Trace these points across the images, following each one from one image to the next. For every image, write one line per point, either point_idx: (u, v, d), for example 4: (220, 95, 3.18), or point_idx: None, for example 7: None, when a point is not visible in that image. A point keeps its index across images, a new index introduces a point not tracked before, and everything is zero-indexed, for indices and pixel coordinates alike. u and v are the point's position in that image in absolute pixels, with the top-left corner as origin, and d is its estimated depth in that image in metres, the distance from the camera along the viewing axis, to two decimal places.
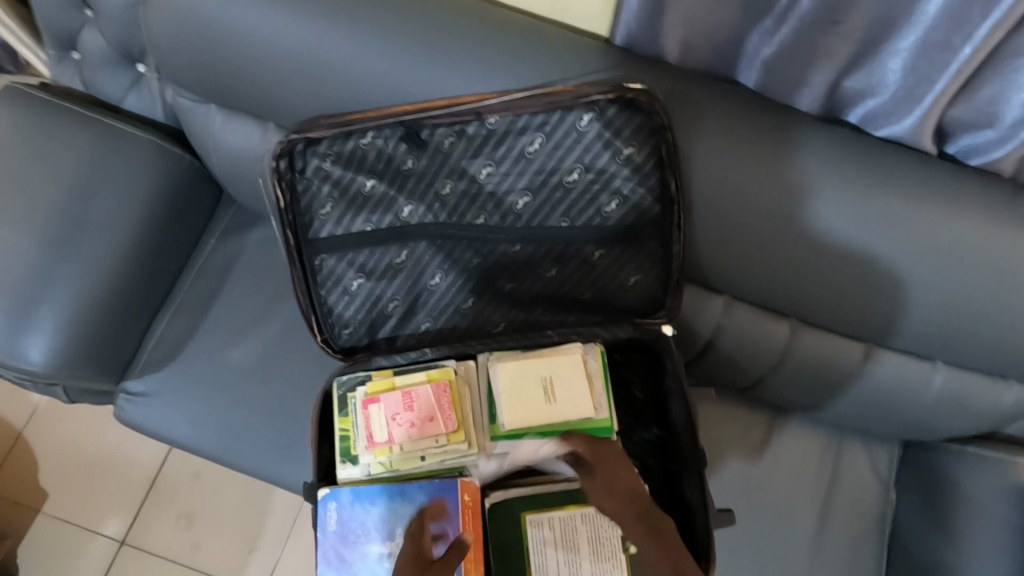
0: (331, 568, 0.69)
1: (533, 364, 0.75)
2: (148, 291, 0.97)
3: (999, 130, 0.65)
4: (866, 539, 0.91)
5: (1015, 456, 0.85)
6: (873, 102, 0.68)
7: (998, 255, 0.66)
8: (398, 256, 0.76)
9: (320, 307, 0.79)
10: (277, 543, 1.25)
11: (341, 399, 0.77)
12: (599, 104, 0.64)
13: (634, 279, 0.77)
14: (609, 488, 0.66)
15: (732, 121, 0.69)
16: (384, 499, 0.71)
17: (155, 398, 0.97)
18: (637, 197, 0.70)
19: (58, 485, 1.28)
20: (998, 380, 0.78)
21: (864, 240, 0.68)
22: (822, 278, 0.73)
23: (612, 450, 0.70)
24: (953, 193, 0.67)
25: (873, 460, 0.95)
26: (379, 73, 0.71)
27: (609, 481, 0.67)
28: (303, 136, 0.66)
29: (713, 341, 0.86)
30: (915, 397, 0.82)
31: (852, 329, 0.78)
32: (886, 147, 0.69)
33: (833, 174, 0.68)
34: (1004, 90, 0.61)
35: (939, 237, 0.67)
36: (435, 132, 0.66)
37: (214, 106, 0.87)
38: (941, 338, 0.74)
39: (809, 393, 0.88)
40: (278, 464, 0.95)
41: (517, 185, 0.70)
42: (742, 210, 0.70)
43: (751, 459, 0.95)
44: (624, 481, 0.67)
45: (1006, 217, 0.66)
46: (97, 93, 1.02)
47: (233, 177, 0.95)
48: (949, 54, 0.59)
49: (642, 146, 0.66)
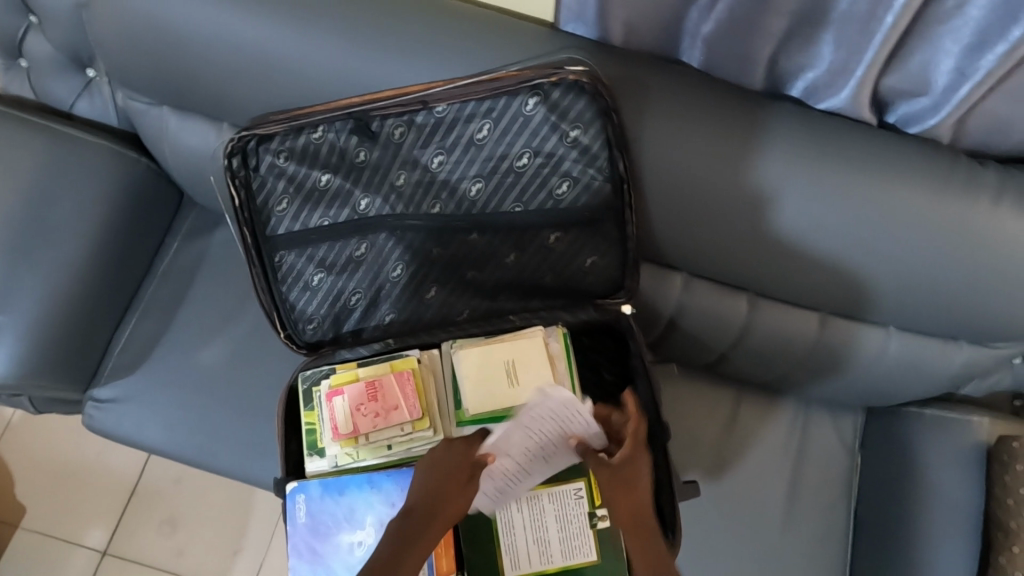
0: (303, 560, 0.72)
1: (495, 350, 0.75)
2: (111, 297, 0.96)
3: (933, 96, 0.67)
4: (834, 504, 0.93)
5: (970, 416, 0.88)
6: (812, 75, 0.69)
7: (940, 220, 0.68)
8: (358, 249, 0.75)
9: (283, 304, 0.79)
10: (261, 544, 1.25)
11: (306, 393, 0.77)
12: (544, 87, 0.65)
13: (591, 260, 0.78)
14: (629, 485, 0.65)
15: (679, 100, 0.70)
16: (353, 490, 0.73)
17: (123, 404, 0.96)
18: (588, 178, 0.71)
19: (35, 497, 1.27)
20: (949, 342, 0.81)
21: (810, 209, 0.70)
22: (773, 251, 0.74)
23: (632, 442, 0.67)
24: (892, 160, 0.68)
25: (838, 430, 0.97)
26: (326, 66, 0.71)
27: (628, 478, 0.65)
28: (253, 132, 0.67)
29: (675, 319, 0.87)
30: (871, 363, 0.84)
31: (807, 299, 0.80)
32: (828, 119, 0.70)
33: (777, 148, 0.69)
34: (933, 58, 0.63)
35: (882, 204, 0.68)
36: (385, 123, 0.67)
37: (167, 107, 0.87)
38: (890, 304, 0.76)
39: (772, 365, 0.90)
40: (253, 463, 0.95)
41: (470, 172, 0.70)
42: (692, 189, 0.71)
43: (722, 435, 0.96)
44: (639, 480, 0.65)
45: (943, 182, 0.68)
46: (48, 99, 1.01)
47: (191, 178, 0.95)
48: (875, 23, 0.61)
49: (589, 127, 0.68)
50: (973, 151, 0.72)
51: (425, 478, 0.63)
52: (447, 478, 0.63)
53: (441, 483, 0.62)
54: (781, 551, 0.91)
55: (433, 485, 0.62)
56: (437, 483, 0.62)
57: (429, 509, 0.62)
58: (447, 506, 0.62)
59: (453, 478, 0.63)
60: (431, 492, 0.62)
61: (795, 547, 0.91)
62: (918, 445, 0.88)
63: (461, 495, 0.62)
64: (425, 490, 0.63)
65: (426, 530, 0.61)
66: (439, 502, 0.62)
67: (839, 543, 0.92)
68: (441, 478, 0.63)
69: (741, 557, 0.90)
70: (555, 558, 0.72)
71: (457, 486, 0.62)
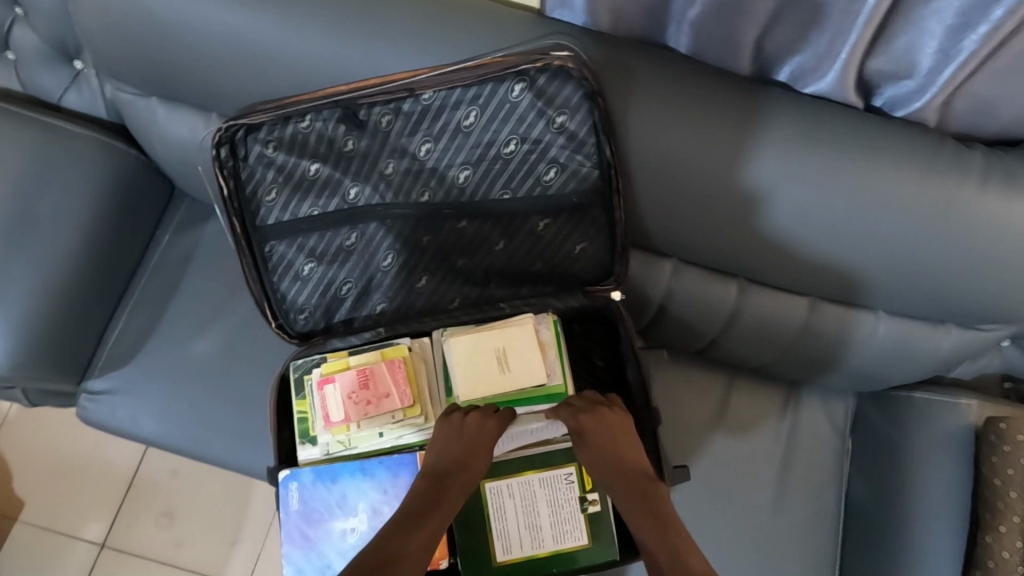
0: (296, 547, 0.73)
1: (485, 337, 0.76)
2: (103, 290, 0.96)
3: (918, 79, 0.67)
4: (824, 486, 0.94)
5: (958, 398, 0.88)
6: (798, 59, 0.69)
7: (926, 203, 0.68)
8: (348, 238, 0.76)
9: (274, 294, 0.79)
10: (259, 536, 1.25)
11: (298, 381, 0.78)
12: (529, 73, 0.65)
13: (581, 246, 0.78)
14: (611, 455, 0.65)
15: (666, 85, 0.70)
16: (345, 476, 0.74)
17: (117, 396, 0.97)
18: (575, 165, 0.71)
19: (33, 490, 1.28)
20: (938, 325, 0.81)
21: (797, 194, 0.70)
22: (761, 235, 0.75)
23: (613, 419, 0.69)
24: (878, 143, 0.68)
25: (829, 415, 0.98)
26: (313, 54, 0.71)
27: (610, 449, 0.65)
28: (240, 122, 0.66)
29: (664, 305, 0.87)
30: (860, 347, 0.85)
31: (795, 283, 0.81)
32: (814, 103, 0.71)
33: (763, 133, 0.69)
34: (917, 40, 0.63)
35: (869, 187, 0.68)
36: (372, 112, 0.67)
37: (155, 98, 0.86)
38: (877, 288, 0.77)
39: (762, 350, 0.91)
40: (247, 454, 0.96)
41: (457, 160, 0.70)
42: (680, 174, 0.71)
43: (714, 421, 0.97)
44: (625, 454, 0.65)
45: (929, 164, 0.68)
46: (37, 92, 1.01)
47: (181, 169, 0.95)
48: (858, 5, 0.61)
49: (576, 114, 0.68)
50: (960, 133, 0.72)
51: (453, 446, 0.64)
52: (475, 447, 0.64)
53: (470, 452, 0.63)
54: (771, 534, 0.92)
55: (463, 451, 0.63)
56: (466, 450, 0.63)
57: (459, 471, 0.62)
58: (472, 473, 0.62)
59: (481, 448, 0.64)
60: (461, 457, 0.63)
61: (786, 530, 0.92)
62: (909, 427, 0.89)
63: (484, 466, 0.63)
64: (454, 454, 0.63)
65: (454, 491, 0.60)
66: (467, 468, 0.62)
67: (830, 526, 0.93)
68: (470, 446, 0.64)
69: (732, 540, 0.91)
70: (547, 542, 0.72)
71: (483, 456, 0.64)
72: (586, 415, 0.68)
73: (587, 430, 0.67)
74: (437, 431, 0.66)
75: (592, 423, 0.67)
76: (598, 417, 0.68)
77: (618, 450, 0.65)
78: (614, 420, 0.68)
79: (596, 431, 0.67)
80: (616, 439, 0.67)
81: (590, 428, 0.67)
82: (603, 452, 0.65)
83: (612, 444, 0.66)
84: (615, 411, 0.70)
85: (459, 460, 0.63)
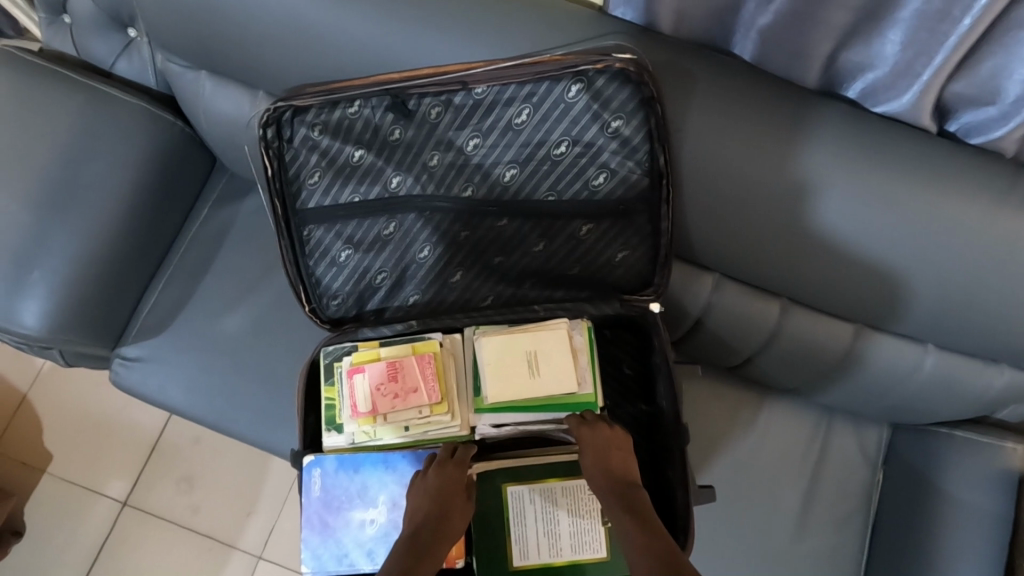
0: (314, 533, 0.73)
1: (517, 339, 0.75)
2: (141, 257, 0.98)
3: (1002, 106, 0.63)
4: (850, 517, 0.92)
5: (1003, 441, 0.85)
6: (871, 76, 0.66)
7: (997, 238, 0.64)
8: (387, 228, 0.74)
9: (308, 278, 0.78)
10: (273, 508, 1.28)
11: (327, 367, 0.78)
12: (587, 74, 0.62)
13: (622, 254, 0.76)
14: (603, 465, 0.64)
15: (726, 95, 0.67)
16: (368, 467, 0.74)
17: (149, 363, 0.98)
18: (626, 171, 0.69)
19: (62, 444, 1.31)
20: (988, 363, 0.78)
21: (858, 218, 0.67)
22: (811, 257, 0.72)
23: (617, 439, 0.67)
24: (951, 171, 0.65)
25: (859, 441, 0.95)
26: (368, 38, 0.70)
27: (604, 461, 0.65)
28: (289, 104, 0.64)
29: (702, 319, 0.85)
30: (905, 381, 0.81)
31: (840, 309, 0.78)
32: (884, 123, 0.67)
33: (830, 151, 0.66)
34: (1005, 66, 0.59)
35: (936, 218, 0.65)
36: (422, 102, 0.65)
37: (205, 72, 0.86)
38: (928, 321, 0.74)
39: (798, 374, 0.88)
40: (270, 431, 0.97)
41: (504, 157, 0.69)
42: (734, 187, 0.69)
43: (739, 440, 0.95)
44: (618, 468, 0.64)
45: (1007, 197, 0.64)
46: (89, 57, 1.03)
47: (224, 143, 0.95)
48: (948, 25, 0.57)
49: (631, 118, 0.65)
50: None
51: (424, 501, 0.64)
52: (446, 498, 0.64)
53: (443, 502, 0.64)
54: (791, 559, 0.90)
55: (437, 503, 0.63)
56: (438, 502, 0.63)
57: (440, 523, 0.62)
58: (455, 521, 0.63)
59: (454, 502, 0.64)
60: (437, 508, 0.63)
61: (805, 556, 0.90)
62: (948, 467, 0.86)
63: (463, 510, 0.64)
64: (429, 508, 0.63)
65: (440, 543, 0.60)
66: (447, 524, 0.62)
67: (850, 555, 0.91)
68: (441, 497, 0.64)
69: (750, 563, 0.90)
70: (564, 553, 0.71)
71: (458, 505, 0.64)
72: (586, 427, 0.68)
73: (585, 442, 0.67)
74: (411, 490, 0.67)
75: (589, 435, 0.67)
76: (597, 429, 0.68)
77: (611, 463, 0.65)
78: (612, 435, 0.67)
79: (593, 442, 0.66)
80: (609, 451, 0.66)
81: (587, 439, 0.67)
82: (600, 460, 0.65)
83: (607, 456, 0.65)
84: (615, 429, 0.68)
85: (436, 511, 0.63)
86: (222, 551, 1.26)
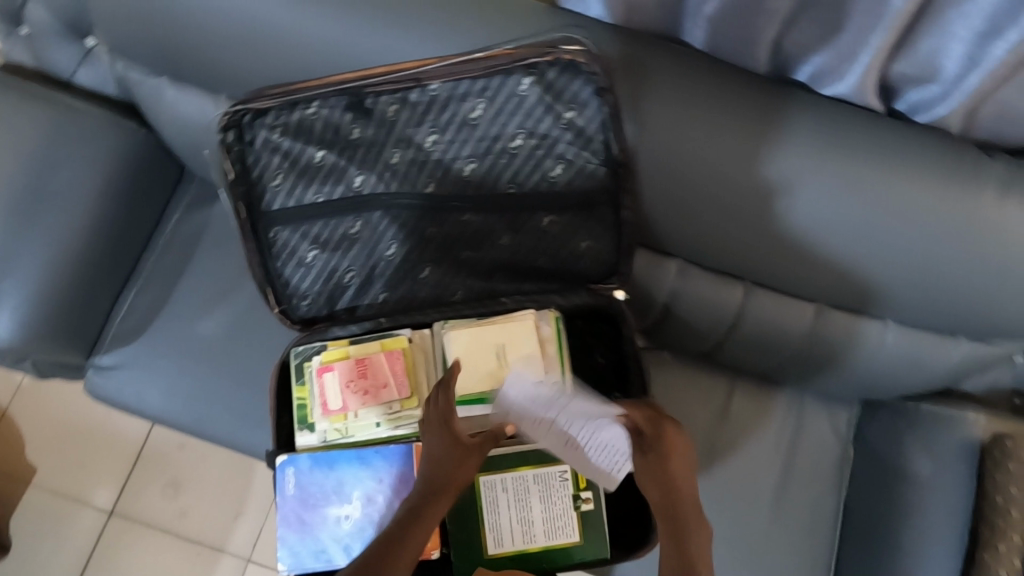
0: (291, 530, 0.74)
1: (486, 331, 0.75)
2: (111, 266, 0.98)
3: (942, 85, 0.64)
4: (823, 491, 0.94)
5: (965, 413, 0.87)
6: (818, 59, 0.66)
7: (945, 212, 0.66)
8: (354, 226, 0.75)
9: (278, 279, 0.79)
10: (261, 511, 1.28)
11: (298, 367, 0.78)
12: (539, 67, 0.64)
13: (586, 244, 0.77)
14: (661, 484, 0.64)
15: (678, 82, 0.68)
16: (343, 463, 0.75)
17: (125, 372, 0.98)
18: (582, 162, 0.70)
19: (45, 457, 1.31)
20: (947, 336, 0.80)
21: (810, 200, 0.69)
22: (770, 239, 0.73)
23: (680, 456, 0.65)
24: (896, 149, 0.66)
25: (833, 420, 0.97)
26: (322, 37, 0.70)
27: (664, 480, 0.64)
28: (247, 107, 0.66)
29: (670, 306, 0.86)
30: (871, 357, 0.83)
31: (803, 288, 0.79)
32: (831, 106, 0.69)
33: (779, 133, 0.67)
34: (943, 45, 0.61)
35: (885, 196, 0.66)
36: (378, 101, 0.66)
37: (166, 79, 0.86)
38: (887, 295, 0.75)
39: (768, 356, 0.89)
40: (250, 434, 0.97)
41: (463, 152, 0.69)
42: (690, 172, 0.70)
43: (714, 421, 0.96)
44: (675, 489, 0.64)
45: (951, 173, 0.65)
46: (48, 68, 1.02)
47: (189, 147, 0.94)
48: (882, 7, 0.58)
49: (585, 108, 0.67)
50: (983, 141, 0.70)
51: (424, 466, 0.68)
52: (442, 464, 0.67)
53: (438, 468, 0.67)
54: (766, 534, 0.92)
55: (432, 470, 0.67)
56: (434, 469, 0.67)
57: (433, 489, 0.67)
58: (452, 482, 0.67)
59: (451, 463, 0.68)
60: (433, 474, 0.67)
61: (780, 531, 0.92)
62: (914, 439, 0.88)
63: (463, 465, 0.68)
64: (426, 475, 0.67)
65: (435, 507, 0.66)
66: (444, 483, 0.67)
67: (825, 530, 0.93)
68: (436, 463, 0.67)
69: (726, 540, 0.91)
70: (538, 539, 0.73)
71: (456, 464, 0.68)
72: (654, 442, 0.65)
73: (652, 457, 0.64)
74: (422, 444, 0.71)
75: (655, 452, 0.64)
76: (667, 458, 0.64)
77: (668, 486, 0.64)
78: (677, 456, 0.65)
79: (655, 462, 0.64)
80: (670, 473, 0.64)
81: (651, 457, 0.64)
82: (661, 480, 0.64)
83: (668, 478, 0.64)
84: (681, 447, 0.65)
85: (432, 476, 0.67)
86: (211, 555, 1.27)
